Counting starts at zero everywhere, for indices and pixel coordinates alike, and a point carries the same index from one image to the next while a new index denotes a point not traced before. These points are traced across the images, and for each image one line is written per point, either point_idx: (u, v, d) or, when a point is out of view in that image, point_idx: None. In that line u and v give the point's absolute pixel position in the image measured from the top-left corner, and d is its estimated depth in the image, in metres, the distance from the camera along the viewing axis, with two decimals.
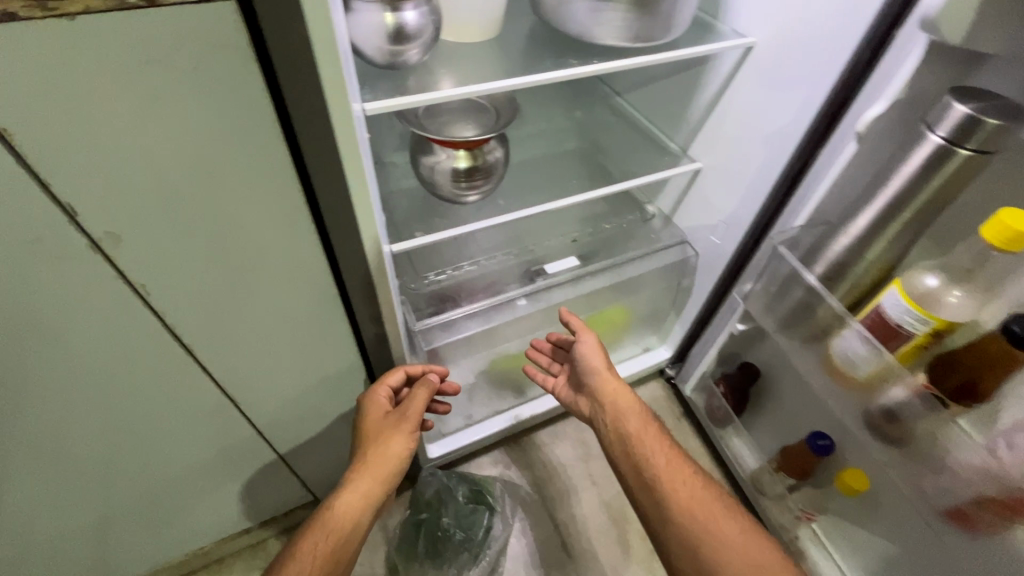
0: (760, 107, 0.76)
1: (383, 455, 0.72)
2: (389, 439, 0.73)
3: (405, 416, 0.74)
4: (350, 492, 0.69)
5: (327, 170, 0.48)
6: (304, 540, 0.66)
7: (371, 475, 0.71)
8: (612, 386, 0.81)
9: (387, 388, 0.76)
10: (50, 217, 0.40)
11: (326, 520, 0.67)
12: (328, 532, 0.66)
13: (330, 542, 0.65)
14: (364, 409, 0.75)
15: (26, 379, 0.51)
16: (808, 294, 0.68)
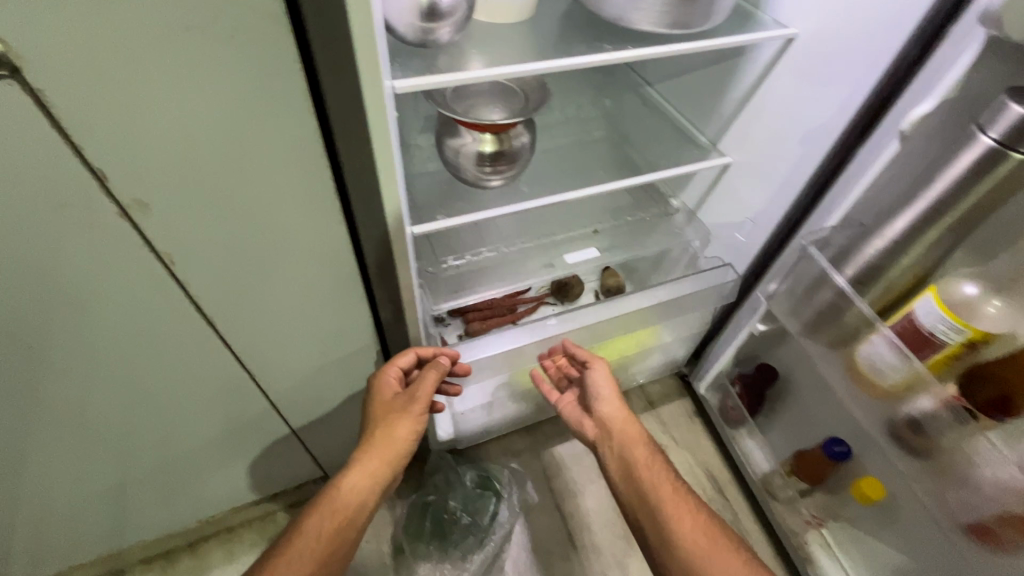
0: (798, 102, 0.73)
1: (388, 438, 0.72)
2: (395, 423, 0.72)
3: (413, 398, 0.73)
4: (355, 474, 0.70)
5: (356, 148, 0.48)
6: (309, 517, 0.67)
7: (375, 456, 0.71)
8: (622, 410, 0.80)
9: (398, 368, 0.75)
10: (80, 182, 0.40)
11: (332, 499, 0.68)
12: (334, 512, 0.68)
13: (335, 522, 0.67)
14: (376, 387, 0.74)
15: (52, 343, 0.52)
16: (835, 296, 0.66)
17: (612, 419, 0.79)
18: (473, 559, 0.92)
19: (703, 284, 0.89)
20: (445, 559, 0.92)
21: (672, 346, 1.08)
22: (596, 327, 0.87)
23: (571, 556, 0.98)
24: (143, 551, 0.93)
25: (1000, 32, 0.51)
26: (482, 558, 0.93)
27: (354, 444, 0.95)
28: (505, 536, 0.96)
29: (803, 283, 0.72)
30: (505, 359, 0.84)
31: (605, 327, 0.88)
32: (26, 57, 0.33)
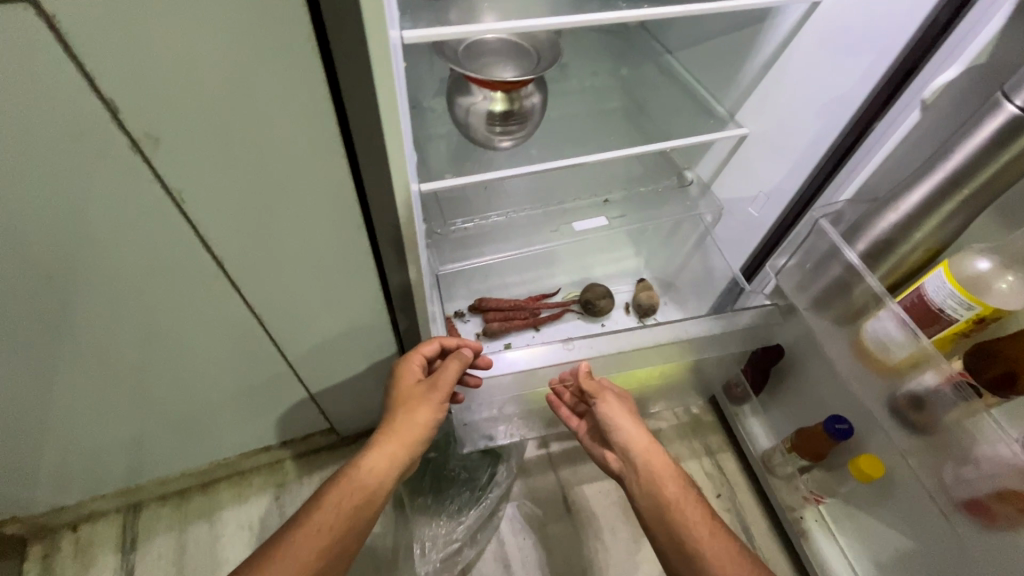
0: (821, 72, 0.71)
1: (409, 424, 0.72)
2: (415, 407, 0.73)
3: (434, 385, 0.74)
4: (373, 457, 0.69)
5: (361, 95, 0.47)
6: (327, 494, 0.67)
7: (394, 441, 0.70)
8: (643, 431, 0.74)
9: (421, 356, 0.77)
10: (94, 112, 0.42)
11: (350, 478, 0.68)
12: (351, 491, 0.67)
13: (352, 501, 0.66)
14: (403, 372, 0.76)
15: (71, 276, 0.54)
16: (845, 272, 0.65)
17: (630, 441, 0.73)
18: (469, 513, 0.95)
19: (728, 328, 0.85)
20: (441, 512, 0.94)
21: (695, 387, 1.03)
22: (622, 355, 0.83)
23: (566, 519, 1.01)
24: (158, 488, 0.98)
25: None
26: (478, 513, 0.96)
27: (360, 401, 0.97)
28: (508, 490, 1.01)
29: (813, 259, 0.70)
30: (519, 378, 0.82)
31: (630, 357, 0.84)
32: None
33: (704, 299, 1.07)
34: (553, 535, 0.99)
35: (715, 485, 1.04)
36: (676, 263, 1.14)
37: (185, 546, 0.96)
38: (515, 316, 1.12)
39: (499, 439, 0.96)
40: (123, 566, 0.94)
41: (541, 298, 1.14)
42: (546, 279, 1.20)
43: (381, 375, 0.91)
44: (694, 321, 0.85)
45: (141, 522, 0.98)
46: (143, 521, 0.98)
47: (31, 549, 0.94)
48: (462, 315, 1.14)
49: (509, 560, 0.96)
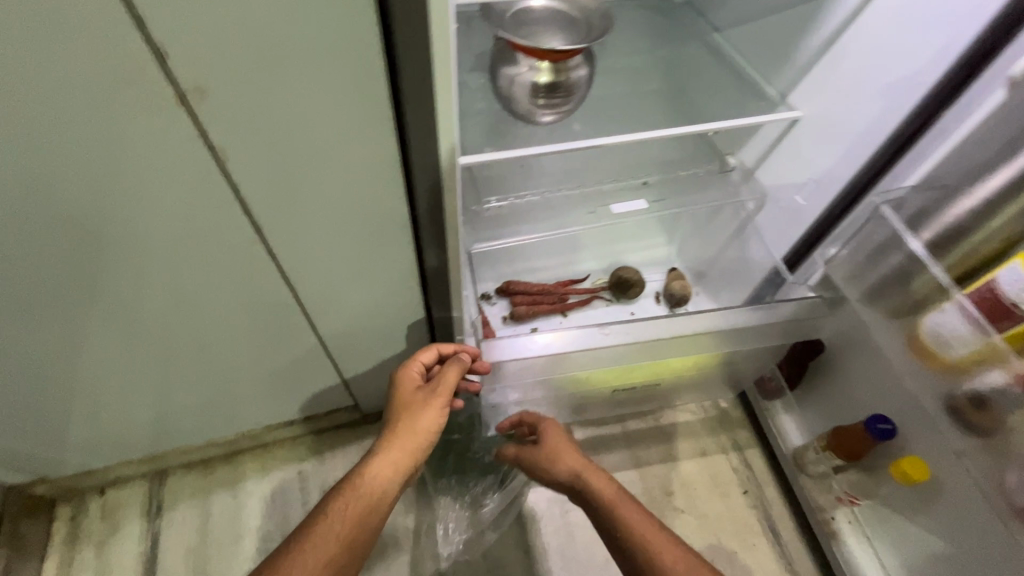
0: (888, 49, 0.67)
1: (414, 427, 0.71)
2: (421, 411, 0.72)
3: (436, 390, 0.74)
4: (379, 461, 0.68)
5: (414, 52, 0.45)
6: (333, 501, 0.65)
7: (399, 445, 0.69)
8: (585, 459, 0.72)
9: (420, 363, 0.78)
10: (143, 59, 0.40)
11: (357, 484, 0.66)
12: (357, 496, 0.65)
13: (359, 507, 0.64)
14: (402, 378, 0.76)
15: (111, 233, 0.53)
16: (906, 261, 0.61)
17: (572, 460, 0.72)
18: (492, 497, 0.95)
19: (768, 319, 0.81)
20: (464, 494, 0.96)
21: (726, 379, 1.00)
22: (654, 343, 0.80)
23: None
24: (184, 456, 0.99)
25: None
26: (501, 497, 0.95)
27: (385, 379, 0.96)
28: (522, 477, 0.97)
29: (867, 247, 0.66)
30: (547, 362, 0.79)
31: (661, 345, 0.81)
32: None
33: (741, 289, 1.03)
34: (574, 522, 0.98)
35: (743, 480, 1.02)
36: (711, 253, 1.10)
37: (209, 514, 0.97)
38: (543, 300, 1.10)
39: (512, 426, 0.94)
40: (149, 531, 0.95)
41: (570, 284, 1.12)
42: (573, 266, 1.17)
43: (409, 352, 0.90)
44: (731, 310, 0.81)
45: (167, 488, 0.99)
46: (169, 488, 0.99)
47: (59, 509, 0.95)
48: (490, 298, 1.12)
49: (530, 546, 0.95)
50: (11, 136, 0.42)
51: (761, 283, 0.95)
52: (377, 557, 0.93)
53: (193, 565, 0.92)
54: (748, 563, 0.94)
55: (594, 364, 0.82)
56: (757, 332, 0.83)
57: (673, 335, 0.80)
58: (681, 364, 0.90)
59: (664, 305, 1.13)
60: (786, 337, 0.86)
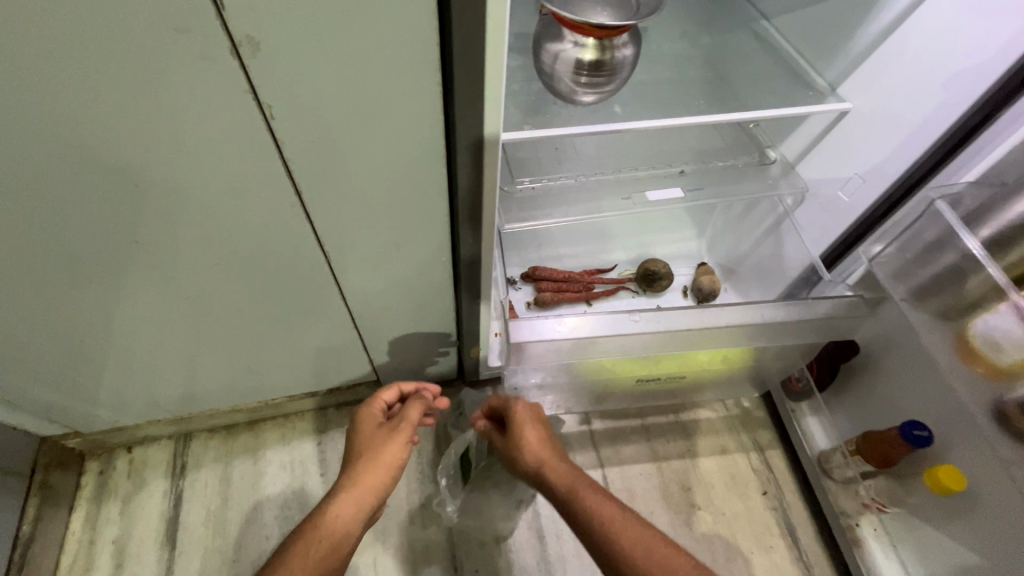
0: (952, 41, 0.64)
1: (377, 463, 0.68)
2: (384, 445, 0.70)
3: (399, 425, 0.73)
4: (342, 501, 0.64)
5: (467, 11, 0.44)
6: (293, 545, 0.60)
7: (362, 482, 0.66)
8: (548, 449, 0.69)
9: (381, 402, 0.80)
10: (199, 8, 0.40)
11: (317, 525, 0.61)
12: (317, 538, 0.60)
13: (319, 549, 0.59)
14: (364, 417, 0.76)
15: (157, 189, 0.54)
16: (961, 260, 0.59)
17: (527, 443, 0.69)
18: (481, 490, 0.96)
19: (803, 316, 0.79)
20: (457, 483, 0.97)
21: (752, 378, 0.98)
22: (682, 333, 0.79)
23: None
24: (209, 420, 1.01)
25: None
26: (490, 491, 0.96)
27: (408, 355, 0.96)
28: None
29: (918, 244, 0.63)
30: (574, 346, 0.78)
31: (690, 336, 0.80)
32: None
33: (771, 288, 1.01)
34: None
35: (763, 482, 1.00)
36: (743, 248, 1.08)
37: (230, 478, 0.99)
38: (569, 288, 1.08)
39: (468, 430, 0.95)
40: (172, 491, 0.97)
41: (597, 273, 1.11)
42: (602, 255, 1.15)
43: (434, 328, 0.90)
44: (763, 304, 0.79)
45: (191, 451, 1.01)
46: (192, 451, 1.01)
47: (88, 464, 0.98)
48: (515, 282, 1.11)
49: (544, 532, 0.96)
50: (68, 83, 0.42)
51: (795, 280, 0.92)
52: (391, 530, 0.95)
53: (213, 525, 0.94)
54: (765, 565, 0.92)
55: (622, 351, 0.81)
56: (791, 329, 0.80)
57: (703, 328, 0.78)
58: (707, 358, 0.88)
59: (691, 299, 1.10)
60: (821, 336, 0.83)
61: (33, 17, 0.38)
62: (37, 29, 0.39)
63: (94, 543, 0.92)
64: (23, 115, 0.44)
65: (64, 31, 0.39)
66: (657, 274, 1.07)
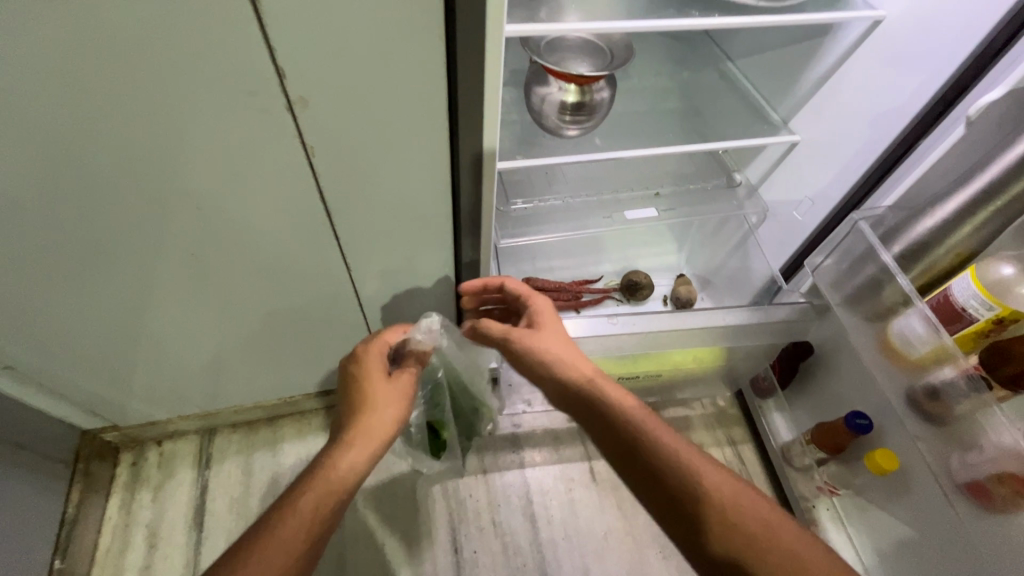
0: (873, 86, 0.77)
1: (382, 418, 0.65)
2: (393, 399, 0.67)
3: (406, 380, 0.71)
4: (351, 454, 0.60)
5: (470, 70, 0.56)
6: (299, 493, 0.55)
7: (368, 436, 0.62)
8: (582, 358, 0.70)
9: (387, 342, 0.75)
10: (267, 76, 0.52)
11: (326, 476, 0.57)
12: (325, 488, 0.56)
13: (327, 501, 0.55)
14: (372, 363, 0.70)
15: (215, 211, 0.66)
16: (879, 272, 0.70)
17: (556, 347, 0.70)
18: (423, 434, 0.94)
19: (762, 320, 0.90)
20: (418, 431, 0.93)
21: (722, 377, 1.09)
22: (657, 333, 0.90)
23: (592, 486, 1.10)
24: (232, 416, 1.11)
25: None
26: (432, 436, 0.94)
27: None
28: (525, 438, 1.14)
29: (851, 257, 0.74)
30: None
31: (665, 337, 0.91)
32: None
33: (741, 295, 1.12)
34: (578, 498, 1.08)
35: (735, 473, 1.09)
36: (717, 261, 1.19)
37: (251, 468, 1.09)
38: (559, 296, 1.19)
39: (418, 332, 0.80)
40: (198, 480, 1.07)
41: (585, 283, 1.21)
42: (589, 267, 1.27)
43: None
44: (726, 309, 0.90)
45: (215, 444, 1.11)
46: (216, 444, 1.11)
47: (122, 455, 1.08)
48: None
49: (536, 516, 1.06)
50: (158, 129, 0.54)
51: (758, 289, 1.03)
52: (399, 514, 1.05)
53: (236, 510, 1.04)
54: None
55: (603, 349, 0.91)
56: (751, 331, 0.92)
57: (674, 329, 0.89)
58: (681, 358, 1.00)
59: (670, 307, 1.21)
60: (779, 338, 0.94)
61: (141, 83, 0.50)
62: (142, 91, 0.51)
63: (129, 526, 1.01)
64: (121, 155, 0.56)
65: (163, 94, 0.51)
66: (639, 285, 1.18)
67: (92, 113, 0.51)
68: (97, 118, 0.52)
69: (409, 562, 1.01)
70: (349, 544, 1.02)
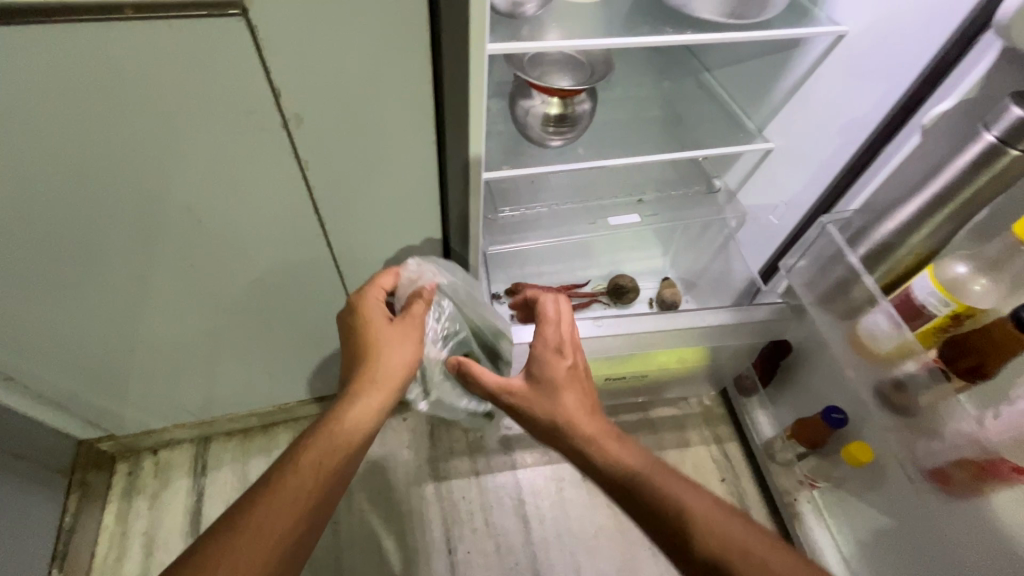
0: (839, 98, 0.81)
1: (388, 368, 0.67)
2: (397, 345, 0.69)
3: (409, 322, 0.71)
4: (359, 403, 0.64)
5: (455, 87, 0.60)
6: (307, 447, 0.61)
7: (375, 388, 0.66)
8: (589, 415, 0.68)
9: (382, 290, 0.74)
10: (263, 95, 0.55)
11: (335, 429, 0.62)
12: (335, 441, 0.62)
13: (334, 457, 0.60)
14: (371, 312, 0.71)
15: (211, 223, 0.68)
16: (847, 273, 0.74)
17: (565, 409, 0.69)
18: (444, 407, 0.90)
19: (742, 319, 0.93)
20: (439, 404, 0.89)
21: (706, 376, 1.12)
22: (641, 334, 0.93)
23: (582, 486, 1.12)
24: (227, 424, 1.13)
25: (1007, 42, 0.56)
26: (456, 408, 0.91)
27: None
28: (517, 440, 1.17)
29: (821, 258, 0.78)
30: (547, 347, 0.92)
31: (649, 337, 0.94)
32: (257, 6, 0.48)
33: (724, 297, 1.16)
34: (569, 498, 1.11)
35: (721, 470, 1.12)
36: (700, 264, 1.23)
37: (246, 474, 1.10)
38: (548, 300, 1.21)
39: (406, 271, 0.76)
40: (195, 487, 1.08)
41: (573, 287, 1.24)
42: (577, 272, 1.30)
43: None
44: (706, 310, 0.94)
45: (210, 452, 1.12)
46: (212, 451, 1.12)
47: (117, 465, 1.09)
48: (500, 298, 1.22)
49: (528, 516, 1.08)
50: (158, 147, 0.57)
51: (739, 290, 1.07)
52: (393, 517, 1.07)
53: None
54: None
55: (590, 350, 0.94)
56: (732, 331, 0.95)
57: (658, 330, 0.92)
58: (666, 358, 1.03)
59: (656, 309, 1.24)
60: (758, 337, 0.98)
61: (142, 104, 0.53)
62: (143, 111, 0.53)
63: (125, 534, 1.02)
64: (121, 171, 0.58)
65: (164, 114, 0.54)
66: (625, 288, 1.21)
67: (97, 132, 0.54)
68: (99, 137, 0.54)
69: (404, 564, 1.02)
70: (346, 547, 1.04)
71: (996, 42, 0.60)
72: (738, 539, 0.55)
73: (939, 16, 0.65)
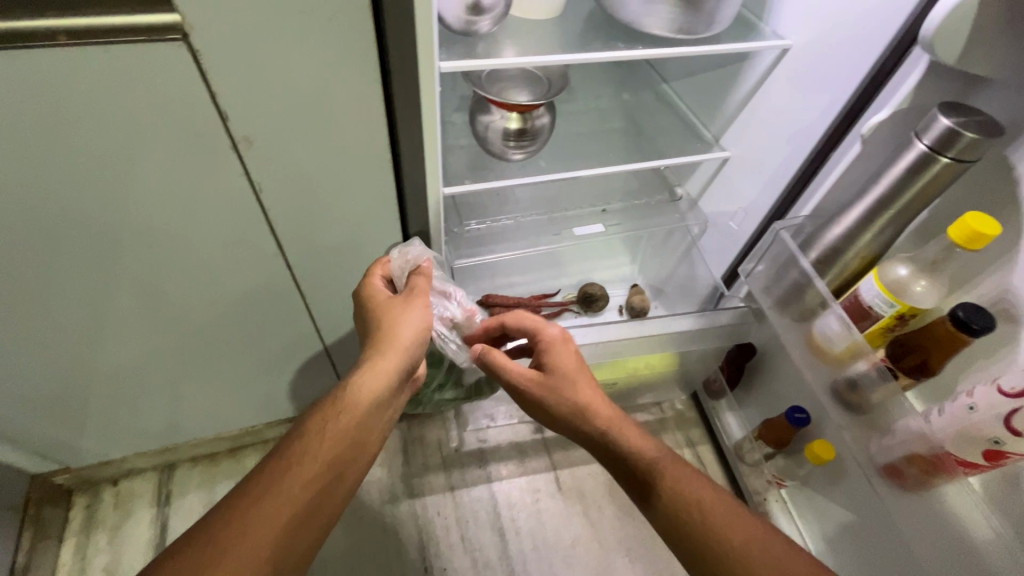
0: (786, 108, 0.84)
1: (392, 337, 0.66)
2: (399, 314, 0.68)
3: (409, 294, 0.71)
4: (368, 368, 0.64)
5: (407, 105, 0.60)
6: (315, 419, 0.62)
7: (380, 354, 0.65)
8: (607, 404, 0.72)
9: (380, 278, 0.74)
10: (210, 117, 0.54)
11: (342, 399, 0.63)
12: (341, 411, 0.62)
13: (340, 425, 0.61)
14: (368, 296, 0.71)
15: (162, 248, 0.66)
16: (800, 277, 0.76)
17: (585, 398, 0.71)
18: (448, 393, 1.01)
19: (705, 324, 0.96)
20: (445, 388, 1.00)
21: (675, 381, 1.14)
22: (609, 343, 0.94)
23: (558, 496, 1.12)
24: (192, 450, 1.09)
25: (932, 55, 0.59)
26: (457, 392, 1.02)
27: None
28: (491, 452, 1.17)
29: (777, 263, 0.81)
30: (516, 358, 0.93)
31: (617, 346, 0.95)
32: (198, 30, 0.48)
33: (689, 303, 1.18)
34: (545, 508, 1.11)
35: None
36: (667, 270, 1.25)
37: (213, 501, 1.07)
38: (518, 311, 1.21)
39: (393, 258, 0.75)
40: (158, 518, 1.05)
41: (543, 297, 1.24)
42: (547, 282, 1.31)
43: None
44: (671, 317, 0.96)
45: (174, 480, 1.09)
46: (177, 479, 1.09)
47: (75, 498, 1.05)
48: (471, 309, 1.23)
49: (504, 529, 1.08)
50: (100, 173, 0.56)
51: (703, 296, 1.09)
52: (367, 538, 1.05)
53: None
54: None
55: None
56: (697, 336, 0.97)
57: (624, 338, 0.94)
58: (635, 364, 1.04)
59: (626, 316, 1.25)
60: (723, 341, 1.00)
61: (82, 131, 0.51)
62: (83, 139, 0.52)
63: (84, 571, 0.98)
64: (64, 200, 0.57)
65: (106, 139, 0.53)
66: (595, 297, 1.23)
67: (35, 161, 0.52)
68: (37, 166, 0.53)
69: None
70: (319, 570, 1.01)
71: (924, 55, 0.63)
72: (730, 519, 0.59)
73: (872, 31, 0.68)
